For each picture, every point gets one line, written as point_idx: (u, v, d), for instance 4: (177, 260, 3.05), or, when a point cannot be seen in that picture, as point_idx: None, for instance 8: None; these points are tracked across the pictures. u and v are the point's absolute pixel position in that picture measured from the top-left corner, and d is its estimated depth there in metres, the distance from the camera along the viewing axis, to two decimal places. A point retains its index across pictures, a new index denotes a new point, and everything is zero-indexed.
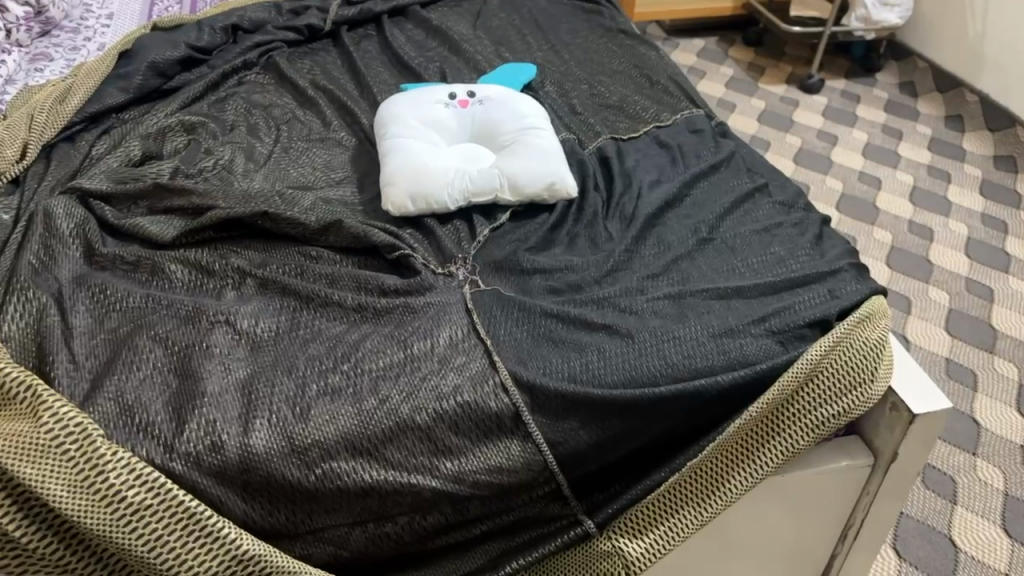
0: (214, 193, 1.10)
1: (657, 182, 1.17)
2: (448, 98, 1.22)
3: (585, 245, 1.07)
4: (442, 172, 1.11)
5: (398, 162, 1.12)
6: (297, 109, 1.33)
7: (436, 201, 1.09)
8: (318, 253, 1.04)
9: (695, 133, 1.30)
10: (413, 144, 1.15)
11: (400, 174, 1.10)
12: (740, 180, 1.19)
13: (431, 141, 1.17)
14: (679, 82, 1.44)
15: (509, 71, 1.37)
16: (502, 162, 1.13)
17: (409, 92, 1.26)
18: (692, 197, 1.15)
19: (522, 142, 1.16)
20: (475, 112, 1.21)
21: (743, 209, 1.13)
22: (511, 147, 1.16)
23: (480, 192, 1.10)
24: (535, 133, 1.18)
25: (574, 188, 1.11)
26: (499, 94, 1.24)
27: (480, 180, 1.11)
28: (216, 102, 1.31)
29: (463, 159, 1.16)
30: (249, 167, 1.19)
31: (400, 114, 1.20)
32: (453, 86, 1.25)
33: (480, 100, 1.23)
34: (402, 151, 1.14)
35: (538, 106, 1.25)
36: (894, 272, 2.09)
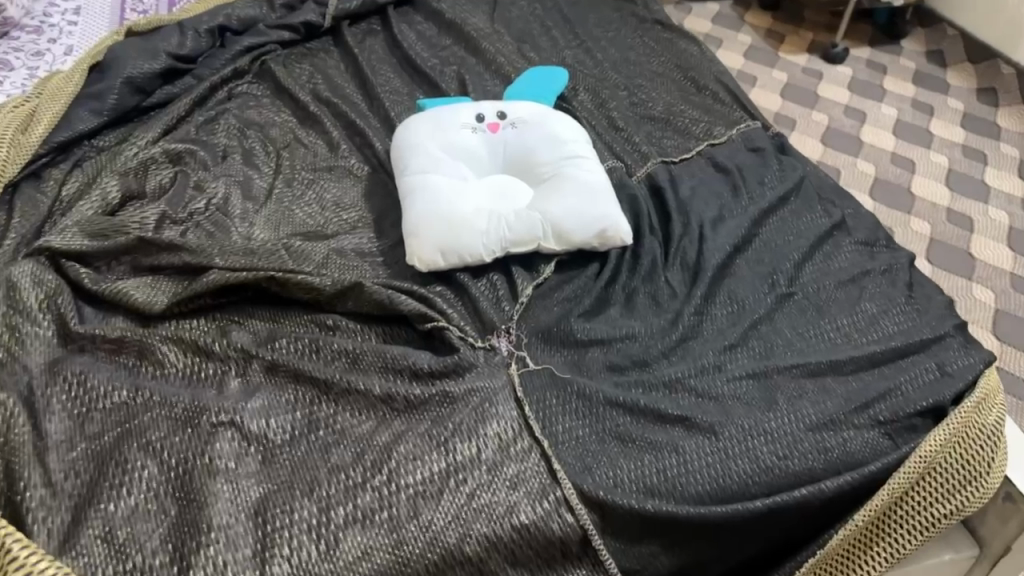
0: (208, 248, 0.94)
1: (720, 219, 1.02)
2: (475, 121, 1.06)
3: (646, 303, 0.92)
4: (474, 217, 0.95)
5: (423, 205, 0.96)
6: (298, 128, 1.16)
7: (469, 254, 0.93)
8: (334, 322, 0.88)
9: (755, 152, 1.14)
10: (438, 180, 0.99)
11: (425, 221, 0.94)
12: (814, 214, 1.04)
13: (459, 175, 1.01)
14: (729, 87, 1.27)
15: (539, 81, 1.20)
16: (543, 202, 0.97)
17: (429, 112, 1.09)
18: (762, 238, 1.00)
19: (565, 176, 1.00)
20: (508, 137, 1.05)
21: (822, 252, 0.98)
22: (551, 182, 1.00)
23: (520, 241, 0.95)
24: (579, 165, 1.01)
25: (629, 233, 0.96)
26: (534, 116, 1.07)
27: (519, 226, 0.95)
28: (204, 124, 1.14)
29: (496, 196, 1.00)
30: (247, 209, 1.03)
31: (420, 142, 1.03)
32: (480, 105, 1.08)
33: (512, 123, 1.06)
34: (426, 190, 0.98)
35: (578, 128, 1.08)
36: (935, 269, 1.94)
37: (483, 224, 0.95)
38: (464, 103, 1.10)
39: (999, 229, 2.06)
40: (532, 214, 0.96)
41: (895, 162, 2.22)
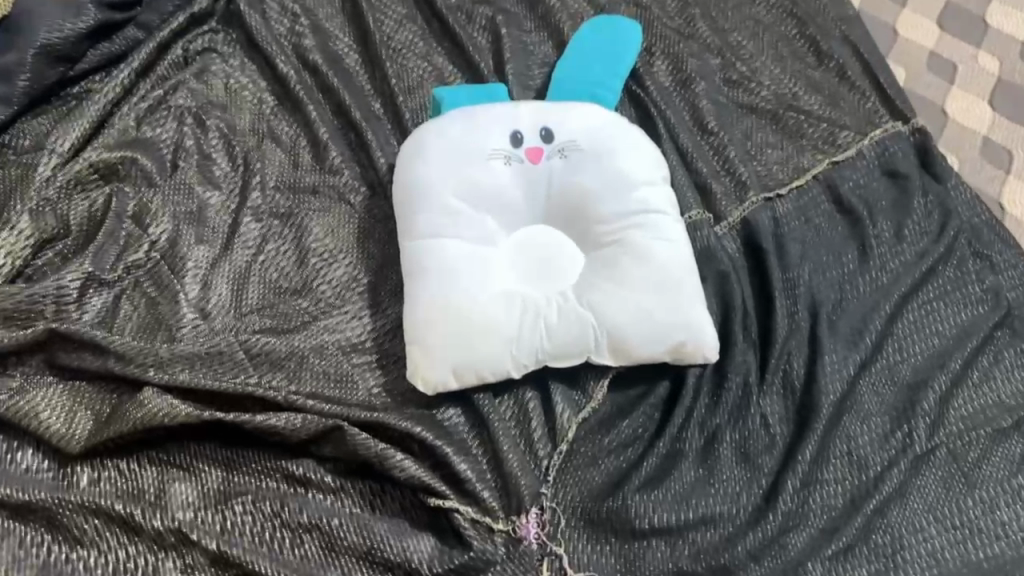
0: (141, 347, 0.69)
1: (840, 306, 0.75)
2: (510, 144, 0.76)
3: (732, 457, 0.67)
4: (501, 319, 0.69)
5: (431, 292, 0.70)
6: (276, 113, 0.87)
7: (491, 373, 0.69)
8: (306, 475, 0.66)
9: (892, 177, 0.84)
10: (453, 249, 0.72)
11: (432, 322, 0.69)
12: (968, 301, 0.76)
13: (483, 233, 0.73)
14: (858, 55, 0.94)
15: (606, 52, 0.88)
16: (598, 291, 0.71)
17: (447, 116, 0.79)
18: (895, 342, 0.73)
19: (630, 248, 0.72)
20: (554, 172, 0.76)
21: (978, 370, 0.72)
22: (612, 254, 0.73)
23: (562, 354, 0.69)
24: (650, 229, 0.73)
25: (716, 349, 0.69)
26: (592, 136, 0.77)
27: (561, 333, 0.69)
28: (150, 107, 0.85)
29: (533, 270, 0.73)
30: (203, 260, 0.77)
31: (432, 178, 0.74)
32: (519, 115, 0.78)
33: (561, 148, 0.76)
34: (437, 265, 0.71)
35: (653, 152, 0.78)
36: None
37: (512, 331, 0.69)
38: (497, 104, 0.80)
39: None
40: (581, 315, 0.69)
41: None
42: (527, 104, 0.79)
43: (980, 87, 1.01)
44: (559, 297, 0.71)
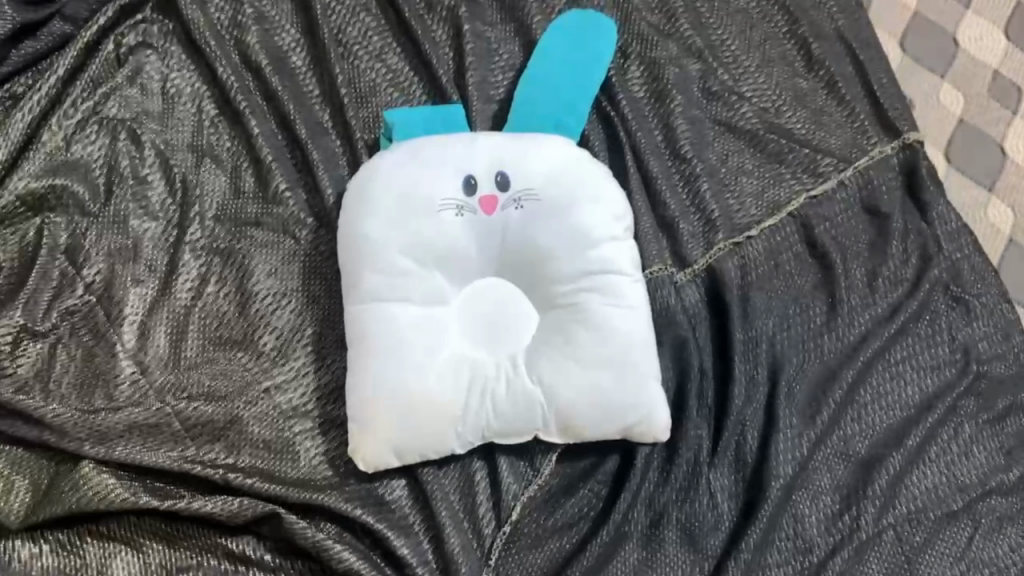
0: (76, 414, 0.67)
1: (802, 370, 0.72)
2: (464, 191, 0.71)
3: (676, 539, 0.67)
4: (447, 396, 0.67)
5: (374, 363, 0.67)
6: (217, 124, 0.81)
7: (435, 450, 0.67)
8: (247, 552, 0.66)
9: (872, 216, 0.79)
10: (399, 314, 0.68)
11: (375, 398, 0.66)
12: (935, 364, 0.73)
13: (432, 294, 0.70)
14: (850, 58, 0.86)
15: (573, 62, 0.81)
16: (548, 364, 0.68)
17: (396, 150, 0.73)
18: (855, 413, 0.71)
19: (585, 317, 0.68)
20: (510, 223, 0.71)
21: (937, 444, 0.70)
22: (565, 320, 0.69)
23: (509, 430, 0.68)
24: (607, 293, 0.69)
25: (666, 429, 0.67)
26: (552, 183, 0.72)
27: (509, 411, 0.67)
28: (80, 120, 0.79)
29: (484, 332, 0.70)
30: (141, 302, 0.74)
31: (379, 231, 0.70)
32: (474, 155, 0.72)
33: (518, 196, 0.71)
34: (381, 333, 0.68)
35: (618, 196, 0.73)
36: None
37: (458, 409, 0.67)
38: (451, 137, 0.74)
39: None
40: (530, 392, 0.67)
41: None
42: (483, 139, 0.73)
43: (969, 73, 0.97)
44: (508, 367, 0.69)
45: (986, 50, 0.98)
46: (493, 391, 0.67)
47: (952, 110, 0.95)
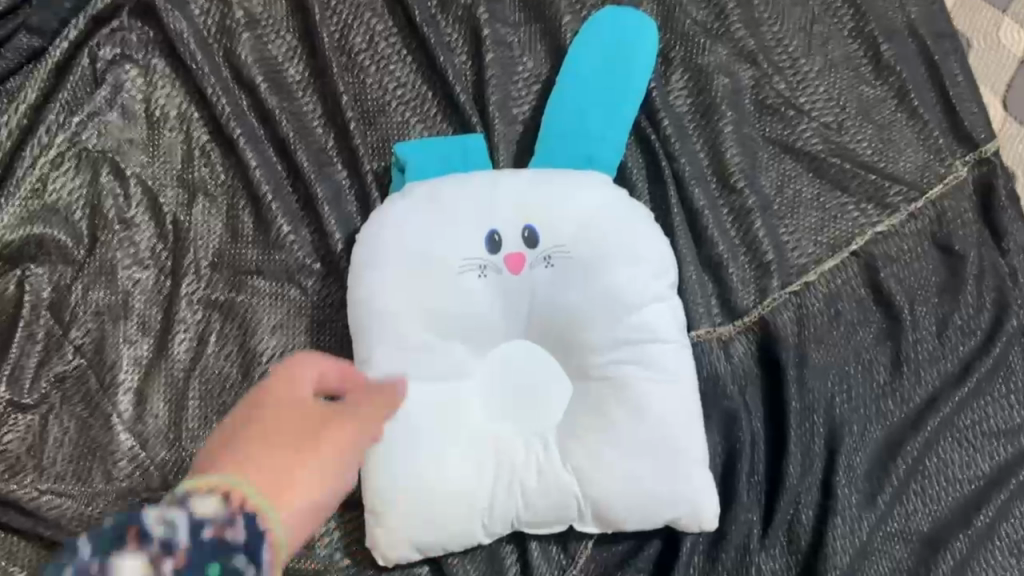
0: (75, 504, 0.63)
1: (864, 439, 0.66)
2: (487, 249, 0.63)
3: None
4: (473, 487, 0.61)
5: (391, 452, 0.60)
6: (210, 155, 0.72)
7: (461, 541, 0.62)
8: None
9: (944, 253, 0.71)
10: (418, 394, 0.62)
11: (394, 492, 0.60)
12: (1009, 428, 0.66)
13: (453, 367, 0.63)
14: (923, 58, 0.75)
15: (606, 85, 0.69)
16: (584, 449, 0.61)
17: (409, 198, 0.64)
18: (919, 488, 0.65)
19: (625, 396, 0.61)
20: (539, 285, 0.63)
21: (1008, 522, 0.64)
22: (602, 397, 0.62)
23: (542, 519, 0.62)
24: (650, 367, 0.62)
25: (714, 519, 0.61)
26: (586, 236, 0.63)
27: (541, 500, 0.61)
28: (56, 154, 0.71)
29: (512, 408, 0.64)
30: (135, 364, 0.67)
31: (392, 298, 0.62)
32: (497, 204, 0.64)
33: (548, 253, 0.63)
34: (397, 418, 0.61)
35: (661, 246, 0.65)
36: None
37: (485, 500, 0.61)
38: (470, 180, 0.65)
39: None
40: (564, 481, 0.61)
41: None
42: (507, 183, 0.64)
43: None
44: (539, 451, 0.62)
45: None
46: (524, 479, 0.62)
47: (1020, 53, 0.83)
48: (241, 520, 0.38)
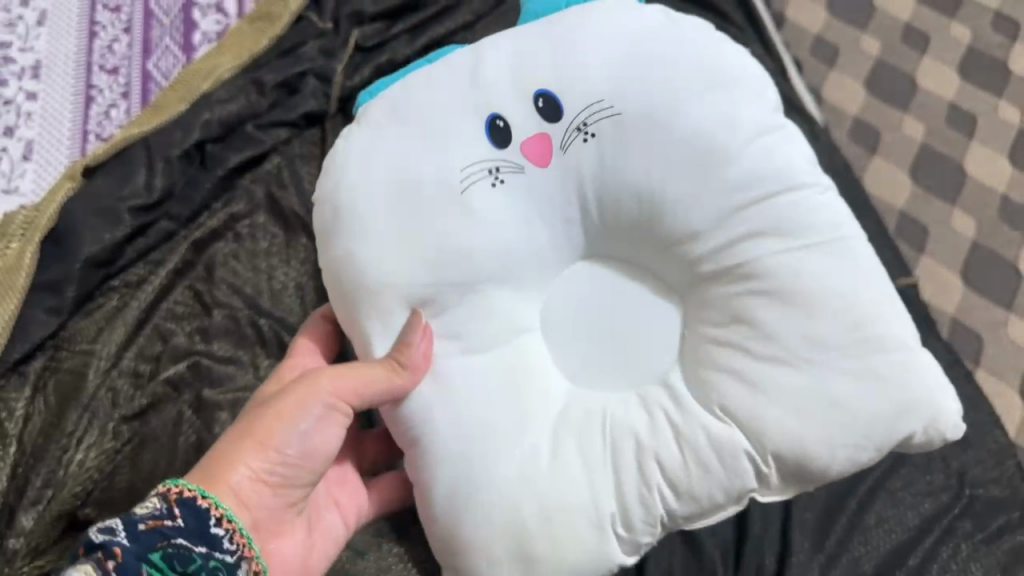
0: None
1: (815, 499, 0.81)
2: (495, 142, 0.77)
3: None
4: (573, 446, 0.73)
5: (377, 261, 0.76)
6: (296, 300, 0.95)
7: (477, 544, 0.72)
8: None
9: None
10: (459, 213, 0.75)
11: (467, 424, 0.73)
12: (934, 490, 0.83)
13: (486, 195, 0.76)
14: None
15: None
16: (724, 389, 0.71)
17: (385, 106, 0.81)
18: (861, 537, 0.80)
19: (916, 356, 0.69)
20: (644, 61, 0.76)
21: (936, 563, 0.79)
22: (784, 308, 0.70)
23: (840, 452, 0.69)
24: (777, 229, 0.72)
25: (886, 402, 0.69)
26: (586, 63, 0.76)
27: (686, 482, 0.70)
28: (183, 305, 0.95)
29: (609, 359, 0.77)
30: None
31: (411, 159, 0.77)
32: (591, 64, 0.76)
33: (587, 119, 0.76)
34: (409, 188, 0.77)
35: (743, 104, 0.75)
36: None
37: (564, 428, 0.74)
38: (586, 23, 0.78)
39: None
40: (690, 438, 0.71)
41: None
42: (489, 58, 0.80)
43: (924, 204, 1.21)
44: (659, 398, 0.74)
45: (996, 240, 1.23)
46: (640, 464, 0.71)
47: (966, 236, 1.24)
48: (177, 510, 0.64)
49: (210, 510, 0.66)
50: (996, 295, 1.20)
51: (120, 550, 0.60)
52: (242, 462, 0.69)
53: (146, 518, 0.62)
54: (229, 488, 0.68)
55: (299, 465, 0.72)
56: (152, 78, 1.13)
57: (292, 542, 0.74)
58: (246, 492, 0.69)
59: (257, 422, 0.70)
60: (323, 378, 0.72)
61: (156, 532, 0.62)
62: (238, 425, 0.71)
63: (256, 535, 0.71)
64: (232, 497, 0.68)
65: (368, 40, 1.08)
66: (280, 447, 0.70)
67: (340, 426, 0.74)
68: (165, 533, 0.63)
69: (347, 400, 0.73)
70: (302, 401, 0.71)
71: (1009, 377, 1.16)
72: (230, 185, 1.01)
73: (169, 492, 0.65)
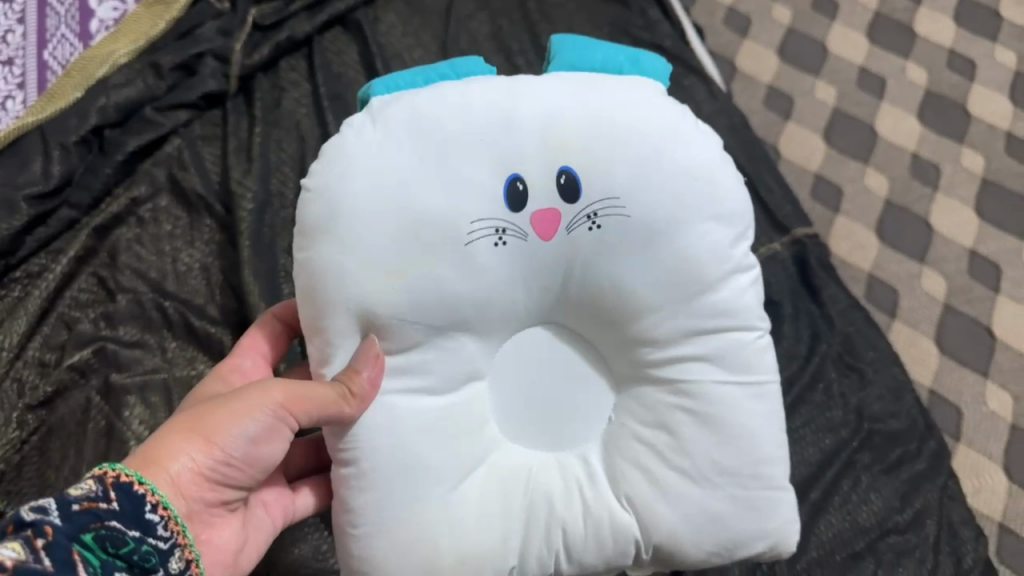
0: None
1: None
2: (509, 204, 0.62)
3: None
4: (495, 499, 0.64)
5: (361, 290, 0.61)
6: (203, 281, 0.95)
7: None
8: None
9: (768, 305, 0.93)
10: (449, 263, 0.61)
11: (385, 496, 0.61)
12: (833, 426, 0.86)
13: (487, 255, 0.62)
14: (739, 171, 1.02)
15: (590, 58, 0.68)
16: (632, 482, 0.64)
17: (400, 105, 0.62)
18: None
19: (790, 500, 0.66)
20: (664, 171, 0.62)
21: (837, 495, 0.83)
22: (718, 436, 0.63)
23: (699, 557, 0.64)
24: (730, 361, 0.64)
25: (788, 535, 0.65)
26: (618, 146, 0.62)
27: (579, 553, 0.64)
28: (87, 291, 0.94)
29: (539, 432, 0.67)
30: (143, 436, 0.85)
31: (411, 186, 0.60)
32: (614, 162, 0.62)
33: (598, 209, 0.62)
34: (407, 220, 0.60)
35: (737, 241, 0.65)
36: (951, 292, 1.17)
37: (488, 474, 0.64)
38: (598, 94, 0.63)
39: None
40: (596, 515, 0.64)
41: (951, 63, 1.34)
42: (521, 86, 0.63)
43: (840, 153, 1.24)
44: (581, 478, 0.65)
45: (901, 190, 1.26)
46: (544, 532, 0.64)
47: (880, 195, 1.25)
48: (112, 493, 0.56)
49: (148, 496, 0.58)
50: (902, 247, 1.21)
51: (49, 532, 0.52)
52: (179, 450, 0.61)
53: (80, 499, 0.54)
54: (165, 474, 0.60)
55: (242, 465, 0.64)
56: (49, 68, 1.11)
57: (228, 531, 0.68)
58: (184, 483, 0.61)
59: (203, 414, 0.63)
60: (276, 386, 0.64)
61: (90, 513, 0.54)
62: (185, 415, 0.63)
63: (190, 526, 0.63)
64: (168, 486, 0.60)
65: (267, 18, 1.08)
66: (226, 446, 0.62)
67: (286, 434, 0.66)
68: (99, 514, 0.55)
69: (299, 416, 0.64)
70: (252, 398, 0.64)
71: (924, 328, 1.15)
72: (131, 170, 1.00)
73: (106, 474, 0.57)
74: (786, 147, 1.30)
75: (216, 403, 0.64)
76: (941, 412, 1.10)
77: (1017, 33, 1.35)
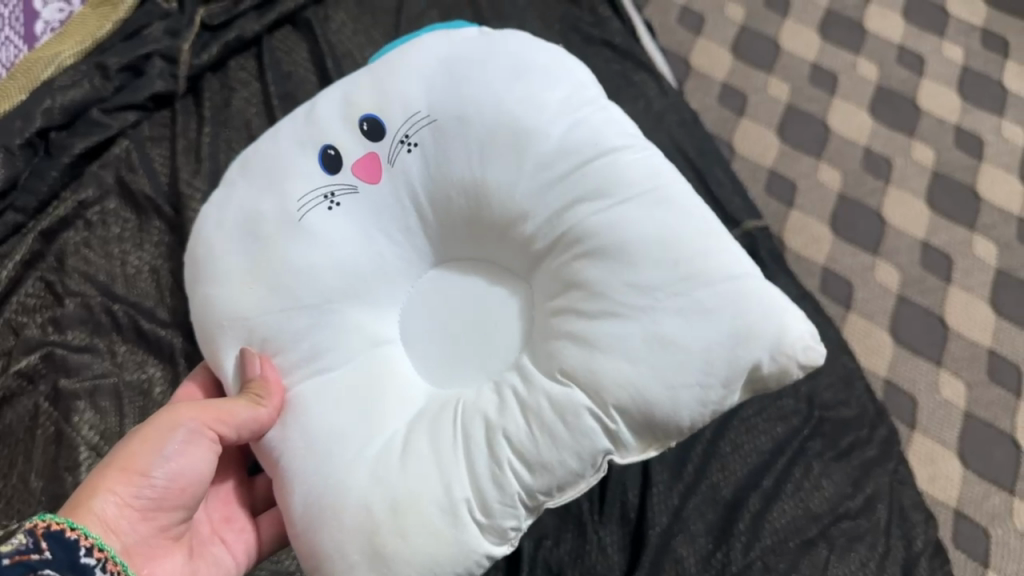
0: None
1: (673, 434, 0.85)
2: (325, 169, 0.75)
3: None
4: (424, 440, 0.68)
5: (230, 302, 0.74)
6: (153, 282, 0.94)
7: (330, 554, 0.66)
8: None
9: None
10: (293, 242, 0.73)
11: (319, 445, 0.69)
12: (785, 414, 0.87)
13: (323, 219, 0.74)
14: (690, 166, 1.03)
15: None
16: (565, 351, 0.67)
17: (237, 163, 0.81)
18: (720, 465, 0.83)
19: (760, 288, 0.64)
20: (456, 87, 0.73)
21: (790, 483, 0.83)
22: (623, 242, 0.66)
23: (685, 400, 0.63)
24: (599, 193, 0.69)
25: (765, 323, 0.62)
26: (428, 91, 0.74)
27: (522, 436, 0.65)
28: (33, 296, 0.92)
29: (462, 354, 0.73)
30: (93, 442, 0.84)
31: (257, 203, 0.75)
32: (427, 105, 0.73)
33: (408, 131, 0.73)
34: (245, 226, 0.75)
35: (552, 88, 0.72)
36: (902, 281, 1.19)
37: (417, 421, 0.70)
38: (406, 60, 0.75)
39: (1011, 146, 1.28)
40: (525, 401, 0.67)
41: (900, 58, 1.36)
42: (320, 102, 0.78)
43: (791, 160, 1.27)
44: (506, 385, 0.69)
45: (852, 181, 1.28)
46: (487, 445, 0.66)
47: (832, 188, 1.27)
48: (42, 542, 0.60)
49: (81, 539, 0.62)
50: (854, 240, 1.23)
51: None
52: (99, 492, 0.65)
53: (10, 553, 0.58)
54: (91, 514, 0.65)
55: (168, 489, 0.68)
56: None
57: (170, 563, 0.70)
58: (112, 518, 0.66)
59: (117, 451, 0.67)
60: (185, 410, 0.70)
61: (21, 564, 0.57)
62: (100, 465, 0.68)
63: (130, 562, 0.67)
64: (94, 523, 0.64)
65: (216, 18, 1.07)
66: (146, 472, 0.67)
67: (210, 453, 0.70)
68: (32, 564, 0.58)
69: (214, 425, 0.70)
70: (162, 424, 0.69)
71: (878, 319, 1.17)
72: (79, 172, 0.99)
73: (36, 526, 0.60)
74: (739, 143, 1.31)
75: (126, 440, 0.69)
76: (896, 401, 1.12)
77: (964, 28, 1.38)
